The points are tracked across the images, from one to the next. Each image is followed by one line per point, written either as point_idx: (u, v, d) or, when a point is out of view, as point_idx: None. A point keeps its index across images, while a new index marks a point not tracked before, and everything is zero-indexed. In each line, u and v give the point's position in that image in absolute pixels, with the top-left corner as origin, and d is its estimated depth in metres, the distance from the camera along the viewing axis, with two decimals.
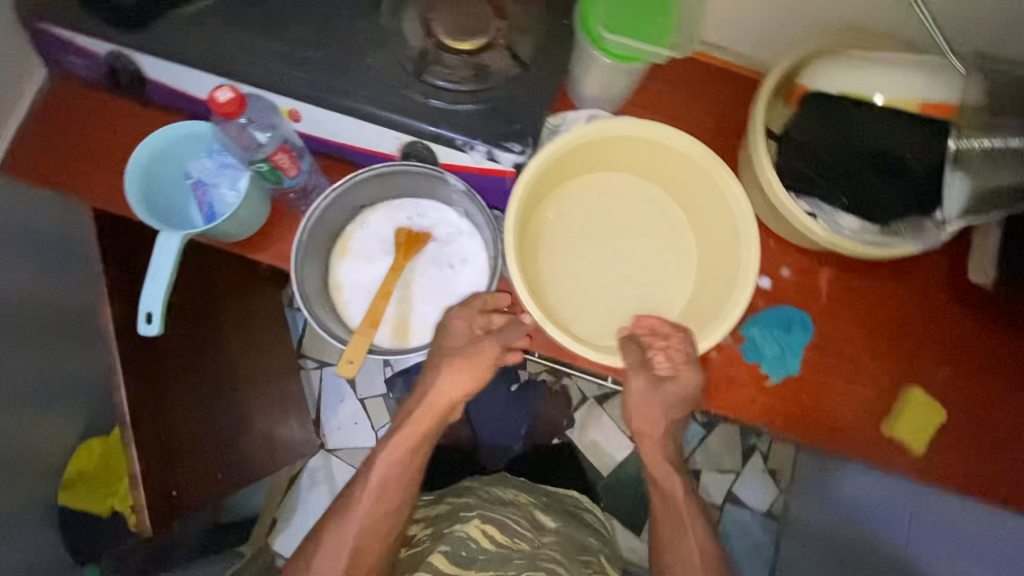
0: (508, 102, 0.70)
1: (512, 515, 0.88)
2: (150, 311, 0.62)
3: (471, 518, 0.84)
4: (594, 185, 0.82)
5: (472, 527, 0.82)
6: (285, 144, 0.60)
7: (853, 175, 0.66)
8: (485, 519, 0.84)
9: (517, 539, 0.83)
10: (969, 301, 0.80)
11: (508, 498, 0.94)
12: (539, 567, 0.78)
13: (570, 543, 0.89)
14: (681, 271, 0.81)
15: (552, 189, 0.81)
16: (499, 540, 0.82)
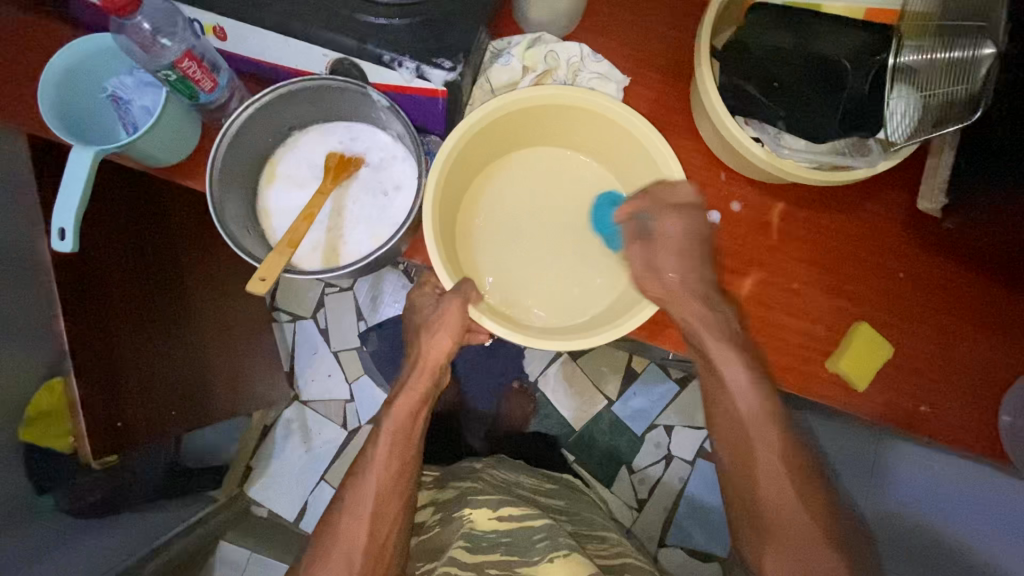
0: (440, 16, 0.67)
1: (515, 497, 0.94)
2: (63, 228, 0.60)
3: (478, 504, 0.87)
4: (537, 156, 0.81)
5: (480, 511, 0.86)
6: (189, 50, 0.57)
7: (795, 90, 0.62)
8: (492, 504, 0.88)
9: (527, 511, 0.89)
10: (925, 235, 0.77)
11: (513, 483, 1.00)
12: (562, 545, 0.81)
13: (581, 523, 0.97)
14: (621, 250, 0.79)
15: (493, 159, 0.79)
16: (512, 517, 0.87)
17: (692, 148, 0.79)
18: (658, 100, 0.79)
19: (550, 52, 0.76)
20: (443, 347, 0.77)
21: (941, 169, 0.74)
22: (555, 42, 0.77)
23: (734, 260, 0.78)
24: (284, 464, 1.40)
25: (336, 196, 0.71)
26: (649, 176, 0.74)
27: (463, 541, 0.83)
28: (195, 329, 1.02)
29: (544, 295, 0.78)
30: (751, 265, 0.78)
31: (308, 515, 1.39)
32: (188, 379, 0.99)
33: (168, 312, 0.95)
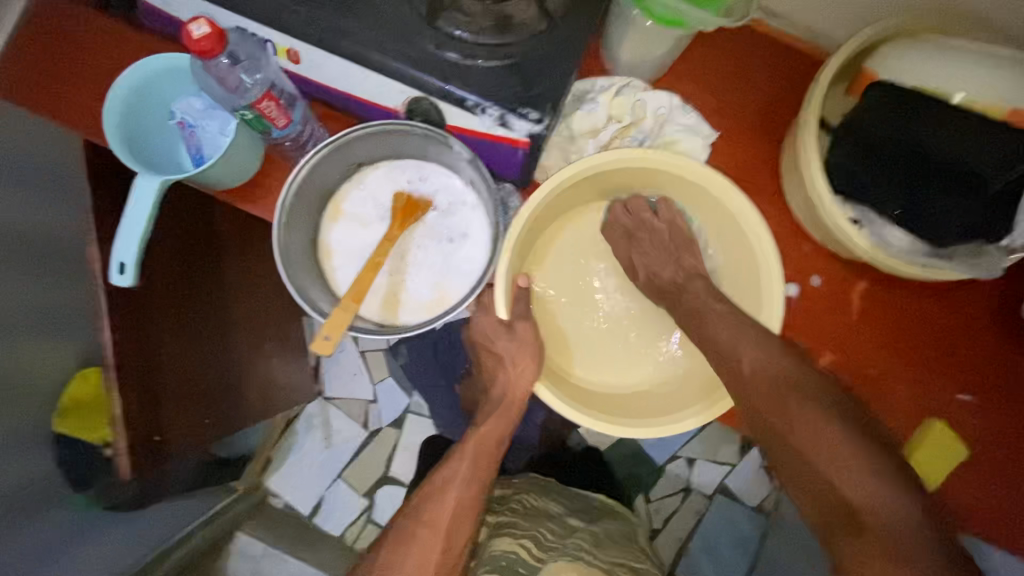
0: (532, 61, 0.62)
1: (544, 530, 0.91)
2: (123, 262, 0.58)
3: (504, 535, 0.87)
4: (610, 212, 0.77)
5: (506, 543, 0.85)
6: (269, 90, 0.54)
7: (909, 184, 0.58)
8: (516, 534, 0.88)
9: (553, 548, 0.85)
10: (1016, 332, 0.72)
11: (539, 513, 0.96)
12: None
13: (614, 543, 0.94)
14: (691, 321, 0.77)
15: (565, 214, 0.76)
16: (537, 554, 0.84)
17: (777, 214, 0.74)
18: (747, 159, 0.74)
19: (638, 102, 0.72)
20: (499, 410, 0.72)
21: None
22: (643, 92, 0.72)
23: (808, 339, 0.73)
24: (303, 459, 1.37)
25: (400, 240, 0.68)
26: (737, 250, 0.72)
27: (490, 565, 0.81)
28: (230, 331, 1.00)
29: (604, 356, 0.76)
30: (827, 347, 0.73)
31: (324, 512, 1.36)
32: (218, 385, 0.97)
33: (205, 317, 0.93)
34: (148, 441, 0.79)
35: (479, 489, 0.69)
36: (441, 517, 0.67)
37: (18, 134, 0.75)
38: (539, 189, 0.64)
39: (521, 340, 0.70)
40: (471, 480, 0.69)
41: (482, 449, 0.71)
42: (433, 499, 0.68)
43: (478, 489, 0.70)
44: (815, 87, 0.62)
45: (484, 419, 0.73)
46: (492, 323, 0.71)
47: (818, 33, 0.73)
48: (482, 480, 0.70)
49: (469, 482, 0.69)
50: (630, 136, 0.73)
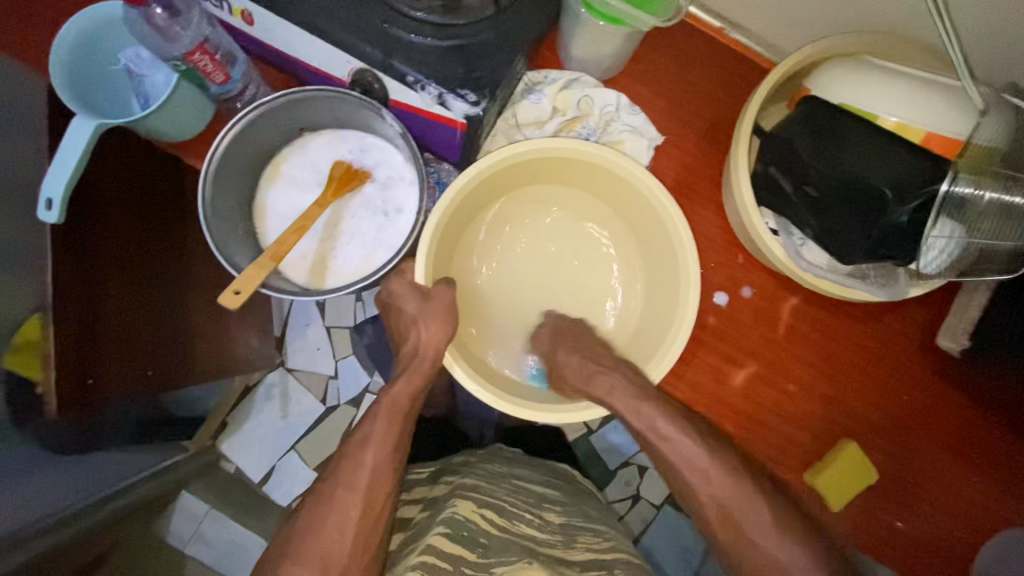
0: (478, 44, 0.62)
1: (507, 496, 0.84)
2: (50, 198, 0.59)
3: (466, 500, 0.78)
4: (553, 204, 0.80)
5: (465, 508, 0.77)
6: (202, 44, 0.57)
7: (827, 200, 0.58)
8: (479, 502, 0.79)
9: (517, 519, 0.79)
10: (939, 363, 0.72)
11: (504, 477, 0.89)
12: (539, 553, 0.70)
13: (578, 517, 0.87)
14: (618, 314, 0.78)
15: (506, 198, 0.78)
16: (498, 522, 0.77)
17: (714, 222, 0.74)
18: (690, 165, 0.74)
19: (585, 97, 0.74)
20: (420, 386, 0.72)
21: (971, 308, 0.70)
22: (593, 88, 0.74)
23: (731, 348, 0.74)
24: (257, 426, 1.34)
25: (335, 207, 0.69)
26: (664, 252, 0.73)
27: (445, 526, 0.72)
28: (184, 289, 1.01)
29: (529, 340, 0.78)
30: (749, 357, 0.73)
31: (272, 481, 1.33)
32: (165, 340, 0.96)
33: (162, 272, 0.95)
34: (79, 384, 0.78)
35: (394, 447, 0.69)
36: (360, 477, 0.66)
37: None
38: (470, 169, 0.66)
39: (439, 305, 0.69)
40: (388, 441, 0.69)
41: (396, 409, 0.71)
42: (350, 461, 0.67)
43: (403, 453, 0.70)
44: (753, 97, 0.63)
45: (397, 377, 0.73)
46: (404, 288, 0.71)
47: (773, 49, 0.73)
48: (397, 436, 0.70)
49: (386, 441, 0.69)
50: (575, 129, 0.75)
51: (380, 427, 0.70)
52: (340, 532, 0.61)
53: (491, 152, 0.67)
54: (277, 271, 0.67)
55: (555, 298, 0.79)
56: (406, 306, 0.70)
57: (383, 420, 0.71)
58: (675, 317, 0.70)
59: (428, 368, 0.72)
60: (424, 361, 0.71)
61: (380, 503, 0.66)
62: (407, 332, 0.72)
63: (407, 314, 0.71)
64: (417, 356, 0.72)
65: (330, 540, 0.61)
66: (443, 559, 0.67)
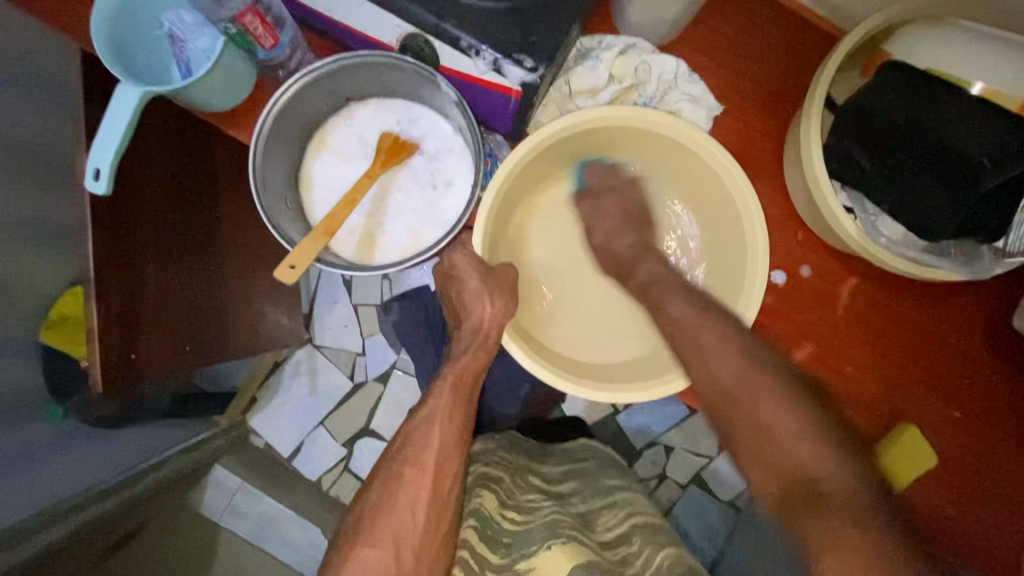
0: (534, 6, 0.59)
1: (526, 490, 0.82)
2: (98, 169, 0.58)
3: (491, 494, 0.77)
4: (604, 176, 0.77)
5: (489, 500, 0.76)
6: (253, 5, 0.56)
7: (907, 174, 0.55)
8: (503, 499, 0.78)
9: (534, 508, 0.77)
10: (1008, 345, 0.69)
11: (524, 466, 0.88)
12: (561, 534, 0.69)
13: (598, 490, 0.87)
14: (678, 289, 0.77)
15: (556, 171, 0.75)
16: (519, 518, 0.75)
17: (774, 197, 0.71)
18: (750, 136, 0.71)
19: (642, 64, 0.70)
20: (475, 362, 0.71)
21: None
22: (650, 54, 0.70)
23: (789, 330, 0.71)
24: (286, 403, 1.34)
25: (383, 181, 0.67)
26: (730, 228, 0.70)
27: (473, 521, 0.74)
28: (222, 268, 1.01)
29: (581, 318, 0.77)
30: (806, 339, 0.71)
31: (302, 457, 1.33)
32: (203, 315, 0.96)
33: (198, 248, 0.94)
34: (124, 360, 0.78)
35: (460, 426, 0.69)
36: (427, 455, 0.67)
37: (17, 41, 0.73)
38: (527, 141, 0.63)
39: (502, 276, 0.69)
40: (451, 418, 0.69)
41: (460, 387, 0.71)
42: (416, 440, 0.68)
43: (456, 431, 0.69)
44: (827, 65, 0.59)
45: (460, 354, 0.72)
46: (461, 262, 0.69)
47: (841, 8, 0.68)
48: (459, 414, 0.70)
49: (451, 419, 0.69)
50: (632, 99, 0.72)
51: (434, 407, 0.70)
52: (412, 513, 0.65)
53: (548, 123, 0.64)
54: (327, 249, 0.65)
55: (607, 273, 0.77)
56: (465, 281, 0.68)
57: (436, 400, 0.70)
58: (739, 297, 0.68)
59: (491, 347, 0.71)
60: (476, 338, 0.71)
61: (447, 484, 0.68)
62: (466, 310, 0.70)
63: (467, 291, 0.69)
64: (469, 333, 0.71)
65: (401, 520, 0.64)
66: (473, 557, 0.71)
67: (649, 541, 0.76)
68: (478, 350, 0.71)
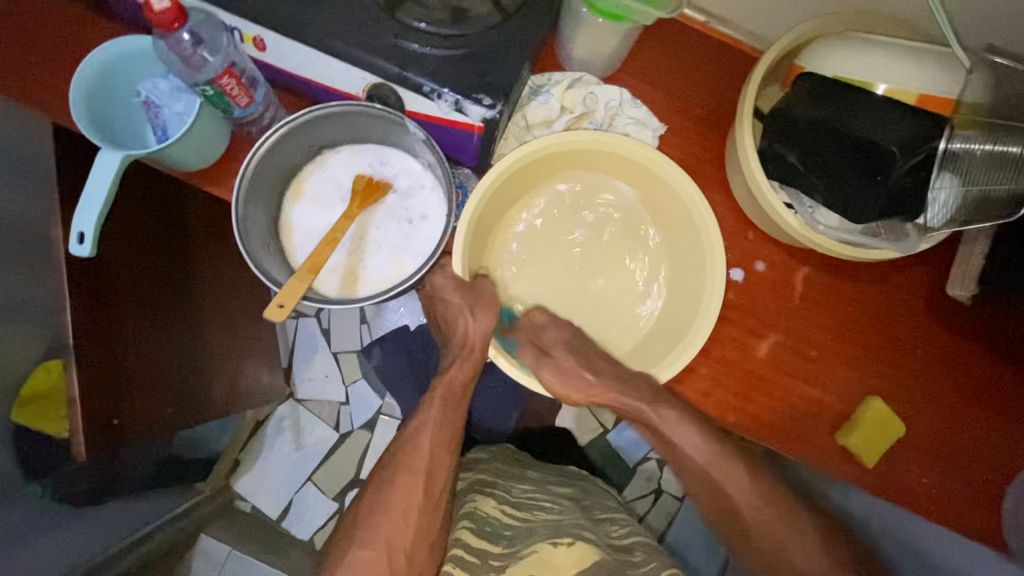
0: (486, 50, 0.64)
1: (529, 491, 0.86)
2: (83, 233, 0.60)
3: (488, 498, 0.82)
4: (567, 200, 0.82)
5: (489, 504, 0.81)
6: (229, 68, 0.60)
7: (830, 168, 0.63)
8: (501, 496, 0.83)
9: (535, 510, 0.81)
10: (948, 313, 0.76)
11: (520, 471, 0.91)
12: (566, 533, 0.74)
13: (597, 509, 0.86)
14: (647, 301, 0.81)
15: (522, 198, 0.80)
16: (520, 515, 0.81)
17: (723, 203, 0.77)
18: (693, 149, 0.78)
19: (589, 94, 0.77)
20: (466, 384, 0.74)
21: (975, 258, 0.73)
22: (596, 85, 0.77)
23: (754, 321, 0.76)
24: (271, 463, 1.31)
25: (360, 220, 0.71)
26: (687, 237, 0.76)
27: (469, 522, 0.79)
28: (200, 325, 1.00)
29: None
30: (769, 328, 0.76)
31: (292, 515, 1.30)
32: (185, 373, 0.96)
33: (175, 307, 0.94)
34: (104, 423, 0.80)
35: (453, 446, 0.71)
36: None
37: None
38: (497, 169, 0.69)
39: (481, 296, 0.72)
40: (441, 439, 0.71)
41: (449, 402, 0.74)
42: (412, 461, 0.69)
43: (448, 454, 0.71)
44: (750, 82, 0.67)
45: (447, 376, 0.75)
46: (446, 281, 0.73)
47: (758, 35, 0.78)
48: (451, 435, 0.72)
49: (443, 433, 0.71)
50: (584, 126, 0.79)
51: None
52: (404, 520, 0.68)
53: (511, 153, 0.70)
54: (311, 287, 0.68)
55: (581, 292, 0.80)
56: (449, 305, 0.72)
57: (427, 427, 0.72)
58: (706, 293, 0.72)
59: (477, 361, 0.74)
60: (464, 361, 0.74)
61: (438, 490, 0.74)
62: (452, 332, 0.74)
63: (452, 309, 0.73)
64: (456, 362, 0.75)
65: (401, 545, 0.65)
66: (471, 552, 0.74)
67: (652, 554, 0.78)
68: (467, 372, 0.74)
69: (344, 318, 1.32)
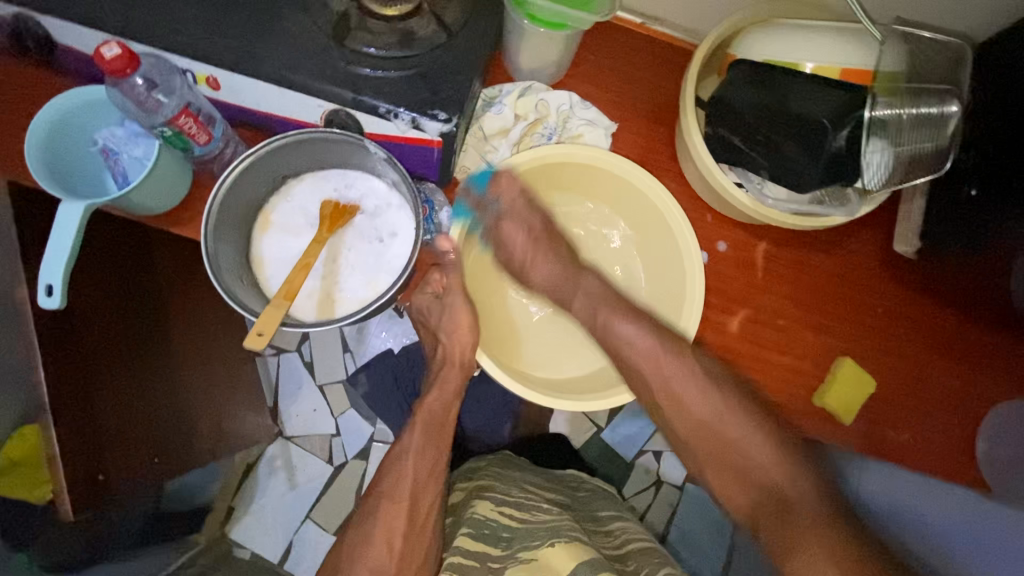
0: (436, 68, 0.67)
1: (525, 494, 0.85)
2: (50, 284, 0.60)
3: (484, 501, 0.81)
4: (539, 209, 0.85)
5: (487, 507, 0.80)
6: (185, 108, 0.62)
7: (772, 144, 0.67)
8: (498, 498, 0.82)
9: (532, 509, 0.80)
10: (902, 273, 0.80)
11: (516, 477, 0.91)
12: (564, 534, 0.73)
13: (587, 519, 0.90)
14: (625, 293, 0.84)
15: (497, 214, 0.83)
16: (516, 512, 0.79)
17: (680, 191, 0.81)
18: (646, 142, 0.81)
19: (541, 101, 0.80)
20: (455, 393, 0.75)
21: (915, 214, 0.77)
22: (545, 91, 0.80)
23: (723, 299, 0.79)
24: (269, 505, 1.28)
25: (331, 244, 0.72)
26: (656, 231, 0.80)
27: (467, 528, 0.77)
28: (183, 374, 0.99)
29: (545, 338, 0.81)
30: (738, 305, 0.79)
31: (294, 557, 1.27)
32: (167, 420, 0.95)
33: (150, 353, 0.92)
34: (90, 480, 0.78)
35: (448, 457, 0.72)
36: None
37: None
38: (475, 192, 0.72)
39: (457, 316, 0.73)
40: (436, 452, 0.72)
41: None
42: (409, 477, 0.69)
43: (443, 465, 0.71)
44: (689, 72, 0.71)
45: None
46: None
47: (691, 31, 0.82)
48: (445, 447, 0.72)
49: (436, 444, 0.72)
50: (539, 131, 0.81)
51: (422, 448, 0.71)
52: None
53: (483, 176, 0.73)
54: (289, 315, 0.68)
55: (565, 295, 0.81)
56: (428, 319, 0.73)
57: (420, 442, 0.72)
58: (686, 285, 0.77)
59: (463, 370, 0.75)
60: None
61: (423, 506, 0.75)
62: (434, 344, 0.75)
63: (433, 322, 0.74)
64: (441, 375, 0.75)
65: None
66: (468, 557, 0.73)
67: (645, 555, 0.79)
68: None
69: (326, 349, 1.30)
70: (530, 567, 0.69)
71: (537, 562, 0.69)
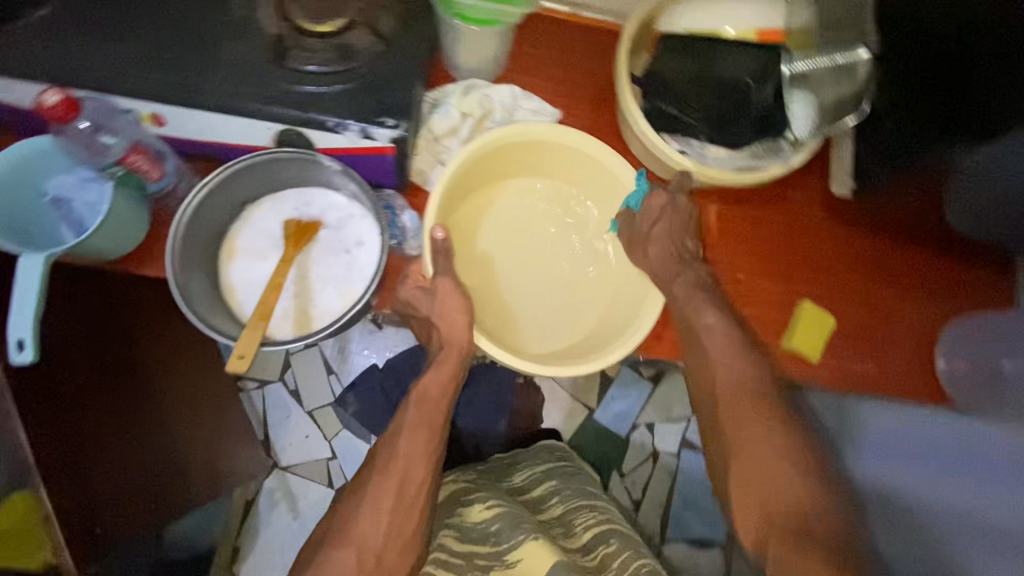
0: (378, 76, 0.69)
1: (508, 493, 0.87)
2: (21, 339, 0.59)
3: (472, 504, 0.82)
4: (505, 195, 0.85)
5: (474, 509, 0.81)
6: (134, 147, 0.63)
7: (705, 107, 0.74)
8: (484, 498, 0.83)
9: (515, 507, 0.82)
10: (843, 214, 0.86)
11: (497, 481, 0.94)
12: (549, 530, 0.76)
13: (572, 498, 0.93)
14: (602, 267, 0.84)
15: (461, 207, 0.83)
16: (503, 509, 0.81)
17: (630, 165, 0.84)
18: (590, 124, 0.85)
19: (484, 97, 0.82)
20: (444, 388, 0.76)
21: (845, 157, 0.84)
22: (487, 87, 0.82)
23: None
24: (272, 541, 1.25)
25: (298, 261, 0.73)
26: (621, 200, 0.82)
27: (452, 529, 0.79)
28: (176, 417, 0.97)
29: (535, 321, 0.82)
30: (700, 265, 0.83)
31: None
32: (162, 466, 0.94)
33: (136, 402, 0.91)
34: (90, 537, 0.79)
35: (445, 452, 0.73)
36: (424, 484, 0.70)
37: None
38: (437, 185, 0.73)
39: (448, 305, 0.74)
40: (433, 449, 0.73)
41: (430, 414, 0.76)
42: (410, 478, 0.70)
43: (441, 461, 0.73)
44: (620, 48, 0.74)
45: (422, 389, 0.77)
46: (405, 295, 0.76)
47: (617, 14, 0.86)
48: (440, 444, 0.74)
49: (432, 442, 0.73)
50: (487, 125, 0.83)
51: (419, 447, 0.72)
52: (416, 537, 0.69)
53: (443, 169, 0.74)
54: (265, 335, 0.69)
55: (541, 277, 0.83)
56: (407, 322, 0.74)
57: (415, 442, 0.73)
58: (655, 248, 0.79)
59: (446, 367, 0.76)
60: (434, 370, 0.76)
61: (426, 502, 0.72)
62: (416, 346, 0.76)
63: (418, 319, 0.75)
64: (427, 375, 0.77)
65: None
66: (454, 556, 0.75)
67: (622, 542, 0.85)
68: (441, 379, 0.77)
69: (310, 374, 1.31)
70: (518, 567, 0.73)
71: (524, 562, 0.73)
